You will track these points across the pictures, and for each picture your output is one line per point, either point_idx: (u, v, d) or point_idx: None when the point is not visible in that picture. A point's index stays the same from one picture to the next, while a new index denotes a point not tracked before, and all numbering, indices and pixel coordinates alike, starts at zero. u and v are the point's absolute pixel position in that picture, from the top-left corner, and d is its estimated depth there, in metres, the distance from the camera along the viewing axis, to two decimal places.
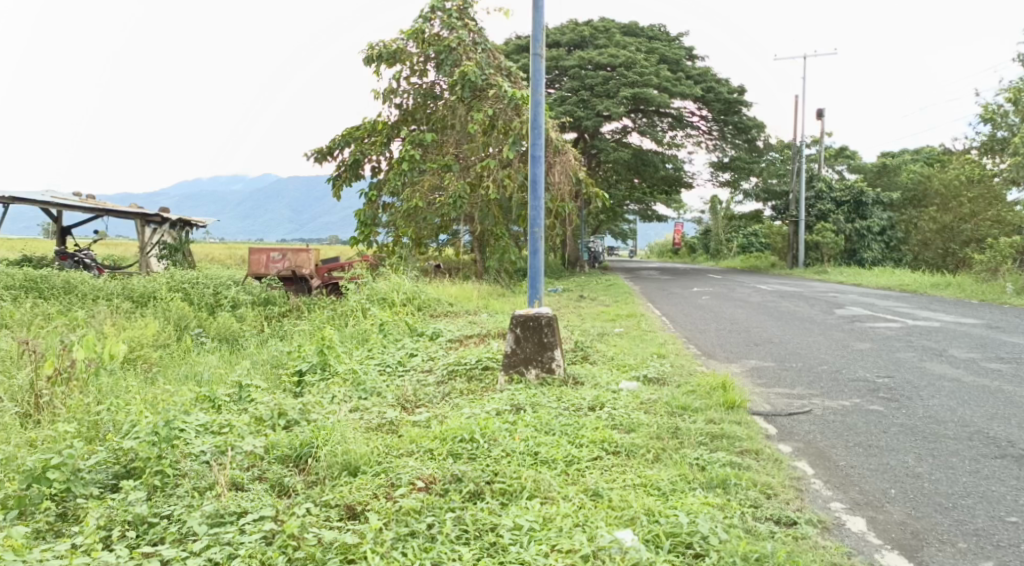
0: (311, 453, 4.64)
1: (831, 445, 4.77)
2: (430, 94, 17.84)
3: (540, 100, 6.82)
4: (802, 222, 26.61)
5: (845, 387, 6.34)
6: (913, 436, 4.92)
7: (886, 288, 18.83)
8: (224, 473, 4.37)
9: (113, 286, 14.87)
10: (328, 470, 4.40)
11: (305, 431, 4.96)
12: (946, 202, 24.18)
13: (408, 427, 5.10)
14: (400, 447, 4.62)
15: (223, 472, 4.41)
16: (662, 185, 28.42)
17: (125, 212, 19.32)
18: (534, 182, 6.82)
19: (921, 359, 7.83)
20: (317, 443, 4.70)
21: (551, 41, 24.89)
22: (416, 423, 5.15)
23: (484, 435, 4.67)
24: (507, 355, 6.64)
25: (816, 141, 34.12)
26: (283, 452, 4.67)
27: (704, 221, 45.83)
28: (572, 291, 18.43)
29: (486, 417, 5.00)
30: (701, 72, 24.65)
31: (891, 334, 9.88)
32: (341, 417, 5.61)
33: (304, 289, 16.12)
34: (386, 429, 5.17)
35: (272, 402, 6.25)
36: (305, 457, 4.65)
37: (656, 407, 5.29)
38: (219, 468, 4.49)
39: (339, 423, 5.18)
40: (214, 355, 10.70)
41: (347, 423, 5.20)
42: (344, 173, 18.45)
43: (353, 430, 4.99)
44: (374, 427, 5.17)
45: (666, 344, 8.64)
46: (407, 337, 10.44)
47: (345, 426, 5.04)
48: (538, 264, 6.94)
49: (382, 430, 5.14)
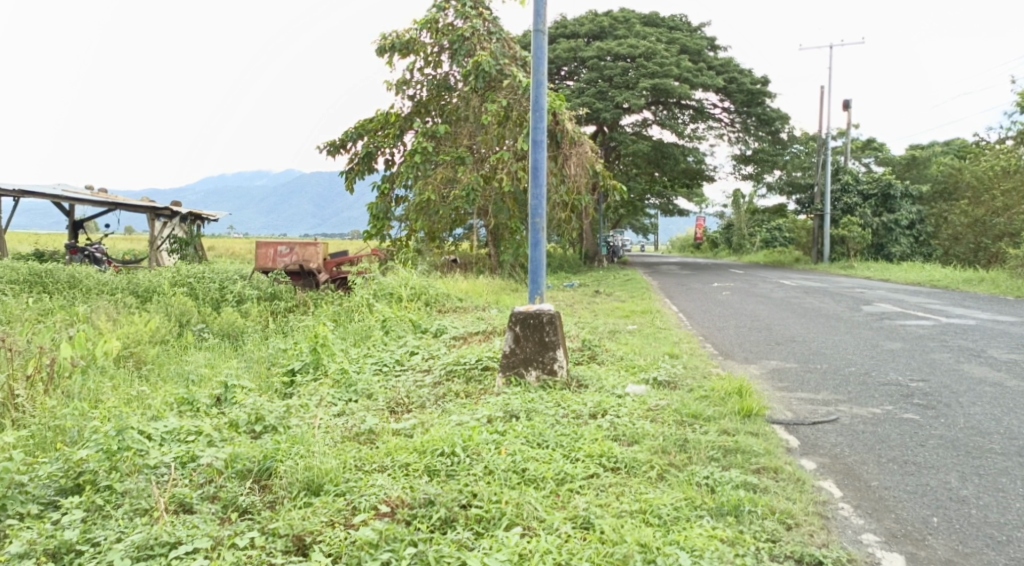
0: (274, 468, 4.21)
1: (860, 461, 4.26)
2: (444, 85, 17.32)
3: (543, 82, 6.34)
4: (827, 216, 25.96)
5: (875, 392, 5.91)
6: (953, 451, 4.39)
7: (915, 284, 18.19)
8: (168, 494, 3.97)
9: (117, 281, 14.53)
10: (288, 490, 4.00)
11: (273, 440, 4.53)
12: (977, 195, 23.40)
13: (389, 437, 4.64)
14: (373, 464, 4.18)
15: (164, 492, 4.02)
16: (683, 178, 27.82)
17: (135, 205, 18.96)
18: (535, 169, 6.34)
19: (957, 362, 7.28)
20: (278, 456, 4.28)
21: (569, 31, 24.34)
22: (398, 432, 4.69)
23: (466, 448, 4.21)
24: (505, 356, 6.17)
25: (841, 133, 33.39)
26: (243, 465, 4.25)
27: (727, 215, 45.18)
28: (589, 286, 17.91)
29: (473, 425, 4.54)
30: (724, 62, 24.00)
31: (923, 333, 9.34)
32: (323, 423, 5.15)
33: (312, 283, 15.53)
34: (366, 437, 4.72)
35: (253, 405, 5.79)
36: (267, 472, 4.22)
37: (664, 415, 4.79)
38: (165, 486, 4.09)
39: (314, 432, 4.74)
40: (213, 352, 10.30)
41: (323, 432, 4.75)
42: (356, 166, 18.01)
43: (326, 440, 4.55)
44: (351, 436, 4.71)
45: (680, 343, 8.15)
46: (411, 335, 9.98)
47: (317, 436, 4.61)
48: (540, 258, 6.45)
49: (362, 438, 4.69)
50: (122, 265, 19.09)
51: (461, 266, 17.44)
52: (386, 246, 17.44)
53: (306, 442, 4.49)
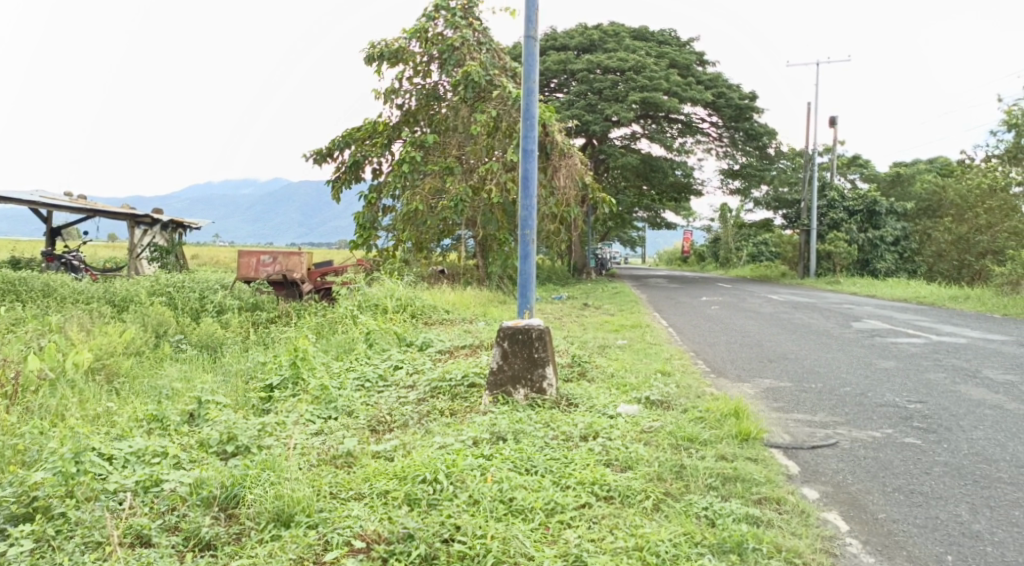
0: (241, 496, 3.99)
1: (866, 491, 4.06)
2: (433, 95, 17.11)
3: (534, 89, 6.12)
4: (814, 231, 25.94)
5: (874, 414, 5.71)
6: (962, 480, 4.20)
7: (903, 300, 18.12)
8: (123, 527, 3.75)
9: (95, 289, 14.21)
10: (255, 521, 3.78)
11: (242, 464, 4.30)
12: (961, 213, 23.36)
13: (368, 460, 4.41)
14: (351, 492, 3.95)
15: (117, 524, 3.81)
16: (671, 192, 27.76)
17: (116, 213, 18.66)
18: (526, 179, 6.12)
19: (955, 383, 7.11)
20: (248, 483, 4.06)
21: (558, 43, 24.23)
22: (378, 455, 4.46)
23: (450, 474, 3.98)
24: (492, 373, 5.94)
25: (828, 149, 33.48)
26: (209, 492, 4.02)
27: (713, 229, 45.23)
28: (577, 299, 17.73)
29: (457, 449, 4.32)
30: (713, 77, 23.94)
31: (916, 351, 9.20)
32: (298, 444, 4.91)
33: (295, 294, 15.30)
34: (344, 460, 4.48)
35: (227, 423, 5.55)
36: (234, 500, 4.01)
37: (658, 438, 4.57)
38: (121, 516, 3.88)
39: (288, 454, 4.51)
40: (190, 364, 10.02)
41: (298, 455, 4.53)
42: (342, 175, 17.78)
43: (299, 465, 4.32)
44: (327, 459, 4.48)
45: (671, 359, 7.95)
46: (395, 348, 9.73)
47: (290, 459, 4.38)
48: (529, 271, 6.23)
49: (339, 461, 4.46)
50: (102, 273, 18.74)
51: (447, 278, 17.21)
52: (372, 256, 17.18)
53: (279, 466, 4.26)
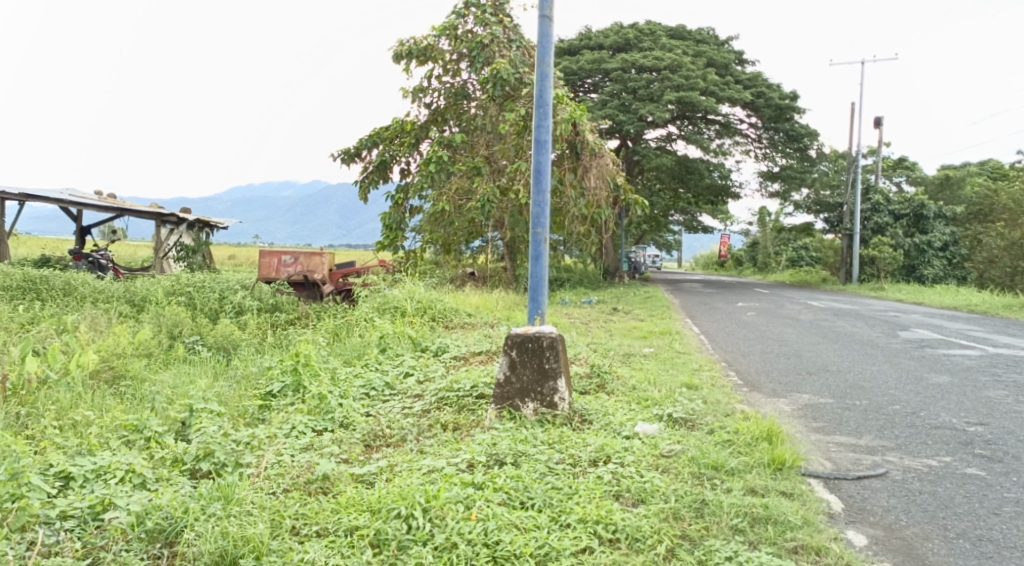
0: (188, 529, 3.60)
1: (923, 545, 3.50)
2: (462, 93, 16.63)
3: (548, 74, 5.59)
4: (856, 236, 25.03)
5: (926, 439, 5.11)
6: None
7: (951, 309, 17.22)
8: None
9: (114, 288, 13.95)
10: None
11: (198, 491, 3.87)
12: (1015, 218, 22.29)
13: (347, 487, 3.91)
14: (316, 535, 3.51)
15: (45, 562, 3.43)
16: (709, 195, 27.01)
17: (142, 212, 18.43)
18: (538, 173, 5.59)
19: (1016, 402, 6.42)
20: (195, 516, 3.64)
21: (593, 43, 23.64)
22: (359, 481, 3.98)
23: (429, 509, 3.50)
24: (499, 385, 5.43)
25: (873, 151, 32.48)
26: (155, 522, 3.64)
27: (752, 233, 44.28)
28: (607, 303, 17.15)
29: (447, 474, 3.82)
30: (752, 76, 23.25)
31: (971, 365, 8.50)
32: (276, 461, 4.44)
33: (316, 295, 14.94)
34: (320, 485, 4.00)
35: (206, 436, 5.10)
36: (181, 534, 3.61)
37: (678, 465, 4.02)
38: (50, 552, 3.52)
39: (257, 478, 4.05)
40: (201, 368, 9.64)
41: (268, 480, 4.07)
42: (369, 175, 17.33)
43: (263, 495, 3.87)
44: (301, 484, 4.00)
45: (700, 371, 7.36)
46: (410, 354, 9.24)
47: (255, 488, 3.93)
48: (541, 273, 5.70)
49: (313, 487, 3.98)
50: (129, 272, 18.53)
51: (476, 280, 16.71)
52: (399, 258, 16.74)
53: (236, 497, 3.83)
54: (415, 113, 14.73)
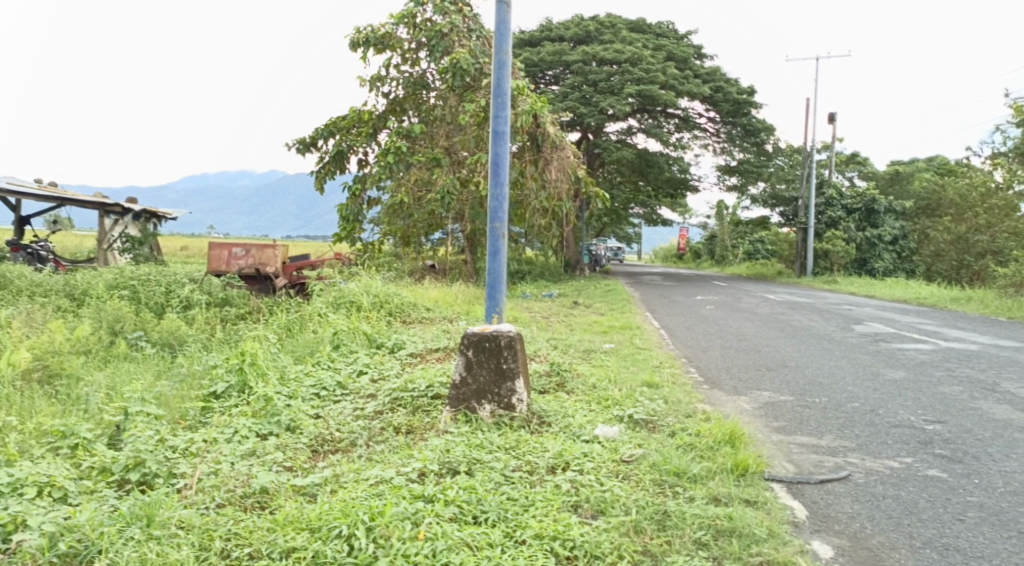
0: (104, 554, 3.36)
1: (890, 557, 3.36)
2: (421, 83, 16.29)
3: (507, 62, 5.35)
4: (811, 230, 25.23)
5: (889, 439, 5.00)
6: (1001, 540, 3.51)
7: (902, 302, 17.40)
8: None
9: (55, 282, 13.45)
10: None
11: (121, 510, 3.62)
12: (959, 212, 22.53)
13: (287, 501, 3.68)
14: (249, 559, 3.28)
15: None
16: (668, 188, 27.01)
17: (86, 202, 17.85)
18: (496, 165, 5.34)
19: (972, 398, 6.37)
20: (110, 542, 3.41)
21: (554, 35, 23.43)
22: (302, 495, 3.74)
23: (373, 528, 3.27)
24: (455, 387, 5.20)
25: (827, 146, 32.83)
26: (67, 546, 3.40)
27: (709, 226, 44.59)
28: (567, 297, 17.01)
29: (395, 486, 3.59)
30: (711, 70, 23.14)
31: (925, 359, 8.48)
32: (213, 471, 4.18)
33: (268, 289, 14.58)
34: (257, 500, 3.77)
35: (135, 446, 4.83)
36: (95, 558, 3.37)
37: (638, 472, 3.85)
38: None
39: (188, 495, 3.80)
40: (143, 365, 9.28)
41: (201, 495, 3.82)
42: (326, 165, 16.93)
43: (193, 513, 3.62)
44: (236, 500, 3.77)
45: (661, 368, 7.21)
46: (363, 351, 8.99)
47: (184, 507, 3.69)
48: (499, 269, 5.47)
49: (250, 501, 3.75)
50: (72, 264, 17.94)
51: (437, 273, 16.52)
52: (357, 250, 16.40)
53: (161, 519, 3.57)
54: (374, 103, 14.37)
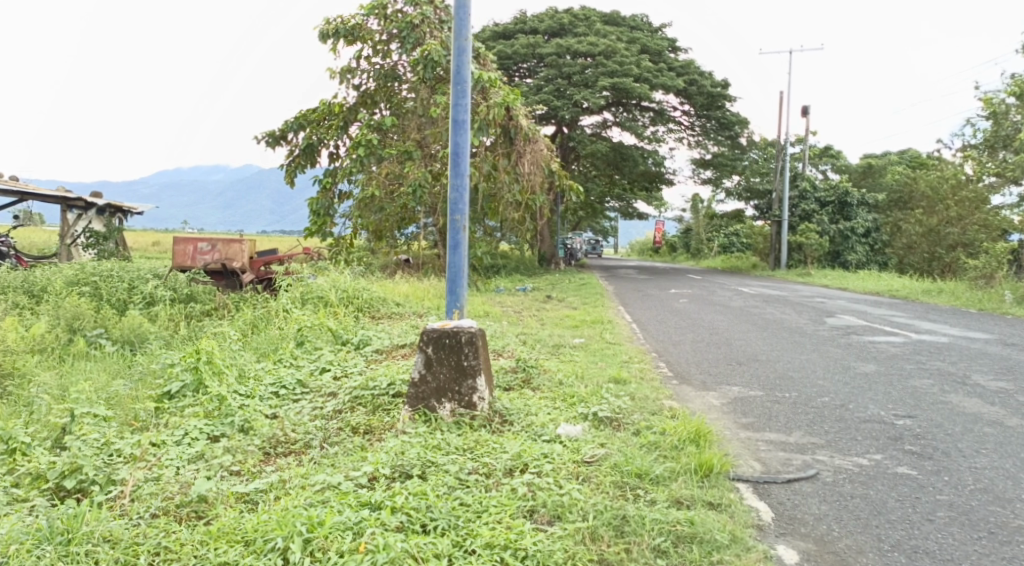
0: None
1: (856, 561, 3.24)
2: (393, 75, 16.00)
3: (467, 48, 5.17)
4: (785, 223, 25.26)
5: (858, 435, 4.89)
6: (972, 543, 3.40)
7: (875, 294, 17.44)
8: None
9: (14, 278, 13.10)
10: None
11: (45, 522, 3.44)
12: (931, 205, 22.68)
13: (224, 510, 3.52)
14: None
15: None
16: (643, 182, 26.95)
17: (49, 196, 17.45)
18: (457, 155, 5.17)
19: (942, 392, 6.29)
20: (26, 557, 3.23)
21: (528, 27, 23.24)
22: (243, 505, 3.56)
23: (311, 540, 3.11)
24: (413, 385, 5.02)
25: (801, 139, 32.96)
26: None
27: (685, 220, 44.70)
28: (541, 291, 16.90)
29: (341, 494, 3.43)
30: (685, 63, 23.01)
31: (897, 352, 8.42)
32: (153, 479, 3.99)
33: (235, 284, 14.31)
34: (194, 509, 3.61)
35: (74, 453, 4.64)
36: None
37: (599, 473, 3.71)
38: None
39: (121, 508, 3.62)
40: (101, 364, 9.02)
41: (137, 504, 3.66)
42: (296, 158, 16.62)
43: (125, 525, 3.44)
44: (172, 511, 3.59)
45: (630, 363, 7.08)
46: (328, 348, 8.78)
47: (114, 518, 3.51)
48: (460, 263, 5.30)
49: (186, 511, 3.58)
50: (35, 260, 17.54)
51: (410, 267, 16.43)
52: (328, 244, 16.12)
53: (83, 532, 3.38)
54: (345, 95, 14.11)
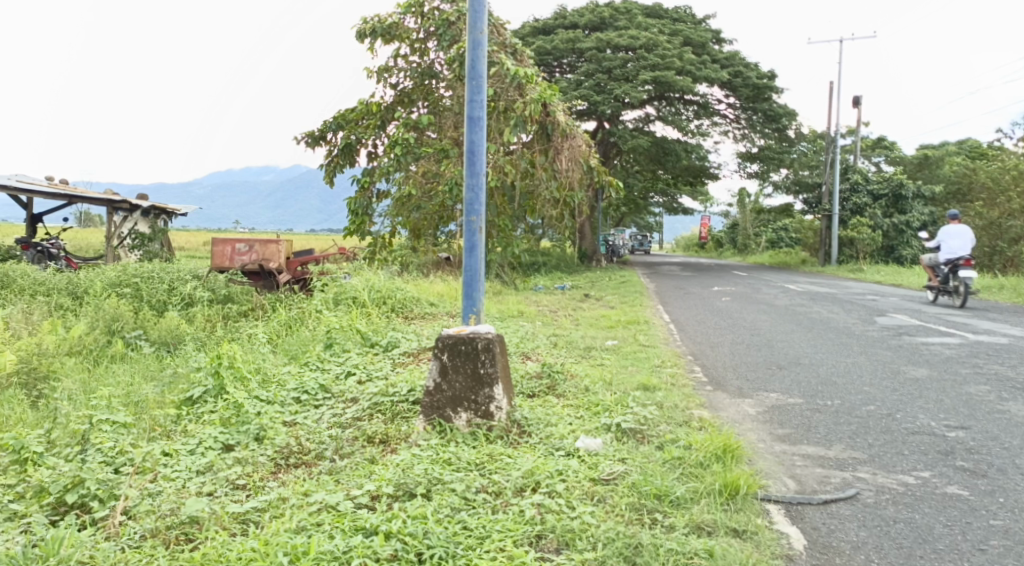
0: None
1: None
2: (429, 73, 15.67)
3: (482, 42, 4.99)
4: (835, 217, 24.58)
5: (901, 447, 4.62)
6: None
7: (930, 290, 16.83)
8: None
9: (55, 280, 13.23)
10: None
11: (30, 544, 3.37)
12: (992, 197, 21.98)
13: (215, 534, 3.42)
14: None
15: None
16: (687, 177, 26.46)
17: (93, 198, 17.62)
18: (472, 153, 4.98)
19: (998, 400, 5.90)
20: None
21: (568, 22, 22.91)
22: (238, 529, 3.46)
23: None
24: (428, 394, 4.83)
25: (852, 131, 32.13)
26: None
27: (732, 214, 43.93)
28: (581, 289, 16.61)
29: (336, 520, 3.32)
30: (729, 55, 22.57)
31: (952, 355, 7.99)
32: (150, 493, 3.89)
33: (271, 284, 14.28)
34: (184, 531, 3.51)
35: (82, 464, 4.52)
36: None
37: (616, 494, 3.55)
38: None
39: (111, 530, 3.54)
40: (134, 366, 9.01)
41: (129, 525, 3.58)
42: (334, 158, 16.54)
43: (114, 549, 3.37)
44: (162, 532, 3.50)
45: (662, 368, 6.81)
46: (357, 351, 8.64)
47: (100, 541, 3.42)
48: (477, 266, 5.10)
49: (175, 533, 3.48)
50: (81, 261, 17.76)
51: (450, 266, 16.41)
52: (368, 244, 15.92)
53: (63, 556, 3.28)
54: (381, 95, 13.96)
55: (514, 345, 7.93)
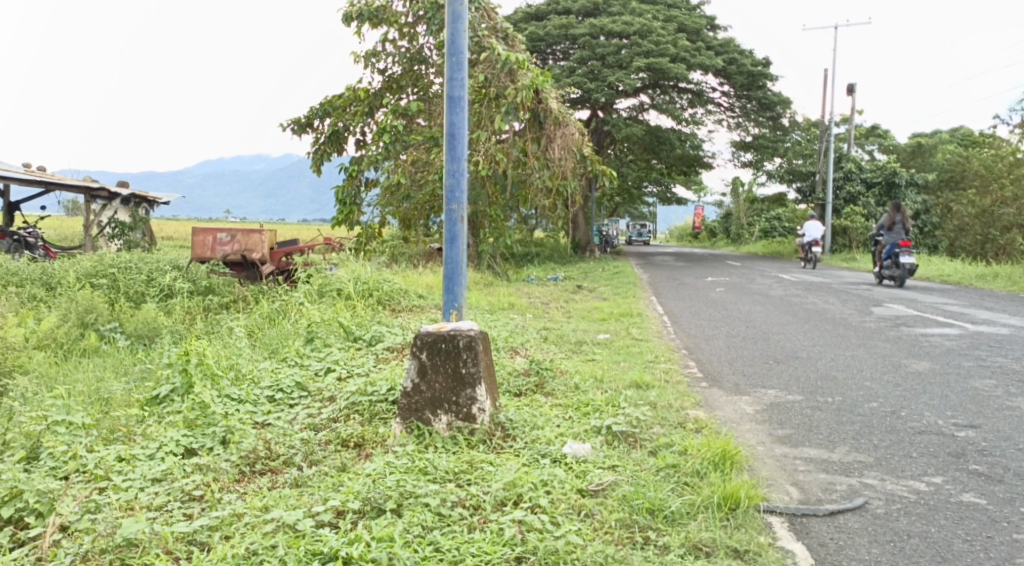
0: None
1: None
2: (418, 58, 15.18)
3: (463, 15, 4.64)
4: (828, 206, 24.27)
5: (909, 447, 4.32)
6: None
7: (924, 279, 16.58)
8: None
9: (30, 270, 12.85)
10: None
11: None
12: (986, 185, 21.75)
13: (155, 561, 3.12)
14: None
15: None
16: (681, 166, 26.14)
17: (73, 186, 17.20)
18: (452, 135, 4.63)
19: (1006, 395, 5.59)
20: None
21: (561, 8, 22.49)
22: (184, 555, 3.18)
23: None
24: (405, 395, 4.50)
25: (845, 119, 31.87)
26: None
27: (725, 204, 43.72)
28: (573, 280, 16.29)
29: (291, 542, 3.04)
30: (724, 42, 22.20)
31: (954, 347, 7.69)
32: (90, 508, 3.60)
33: (255, 276, 13.92)
34: (121, 555, 3.22)
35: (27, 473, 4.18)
36: None
37: (605, 508, 3.28)
38: None
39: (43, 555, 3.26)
40: (108, 361, 8.67)
41: (62, 546, 3.30)
42: (322, 146, 16.13)
43: None
44: (99, 557, 3.21)
45: (657, 364, 6.48)
46: (339, 345, 8.32)
47: None
48: (458, 257, 4.76)
49: (110, 558, 3.20)
50: (61, 252, 17.35)
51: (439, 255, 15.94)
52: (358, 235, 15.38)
53: None
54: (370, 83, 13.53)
55: (501, 339, 7.60)
